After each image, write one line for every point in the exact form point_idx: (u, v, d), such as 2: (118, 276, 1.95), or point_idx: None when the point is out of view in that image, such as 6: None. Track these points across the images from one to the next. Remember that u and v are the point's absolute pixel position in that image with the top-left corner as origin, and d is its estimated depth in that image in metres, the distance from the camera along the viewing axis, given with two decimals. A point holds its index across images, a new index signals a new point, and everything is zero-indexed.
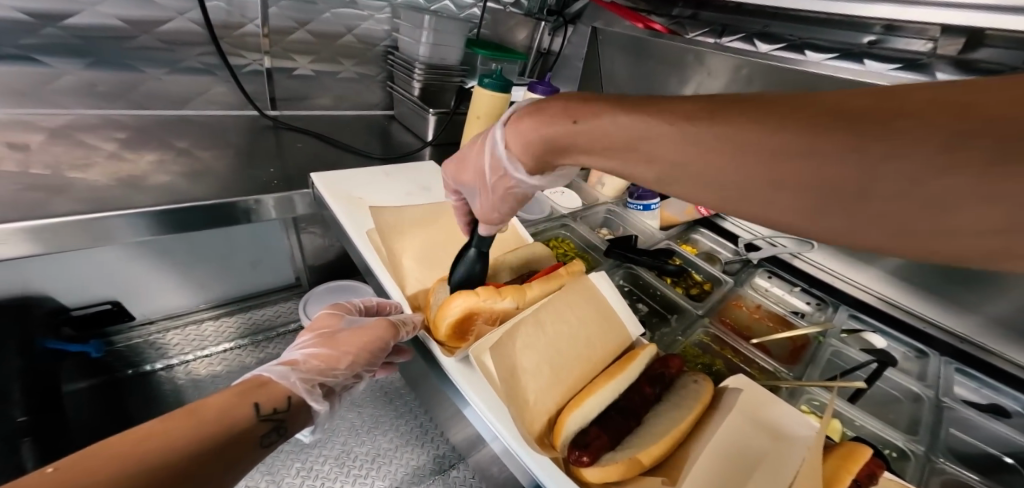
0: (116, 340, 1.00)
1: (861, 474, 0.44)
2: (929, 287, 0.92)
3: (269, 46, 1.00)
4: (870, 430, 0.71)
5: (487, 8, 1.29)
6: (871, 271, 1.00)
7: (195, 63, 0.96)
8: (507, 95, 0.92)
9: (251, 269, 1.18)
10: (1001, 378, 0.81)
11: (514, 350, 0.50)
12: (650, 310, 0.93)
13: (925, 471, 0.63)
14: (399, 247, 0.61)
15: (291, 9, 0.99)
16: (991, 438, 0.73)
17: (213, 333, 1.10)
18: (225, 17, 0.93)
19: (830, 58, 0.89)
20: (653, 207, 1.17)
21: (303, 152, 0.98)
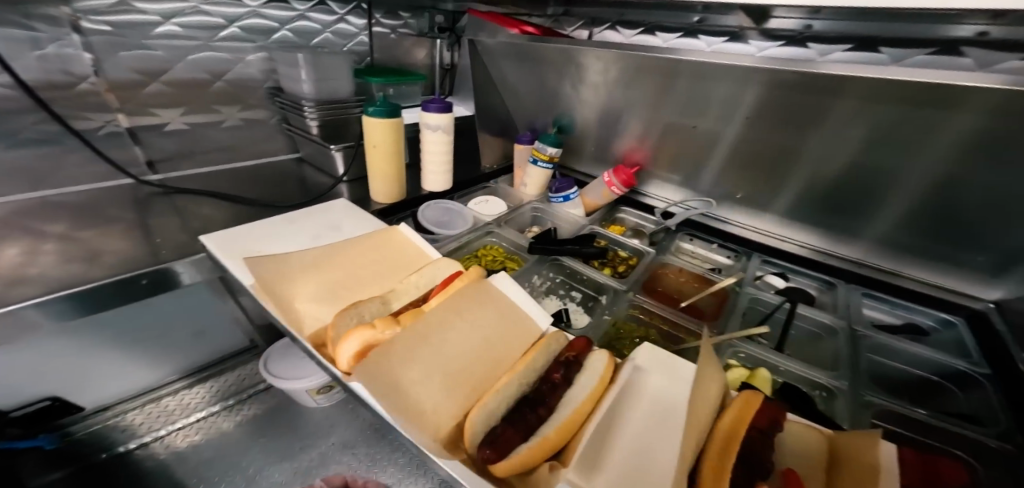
0: (73, 429, 0.93)
1: (762, 422, 0.47)
2: (818, 223, 1.00)
3: (119, 104, 0.94)
4: (794, 371, 0.73)
5: (374, 33, 1.30)
6: (769, 218, 1.07)
7: (36, 134, 0.87)
8: (396, 119, 0.92)
9: (188, 340, 1.11)
10: (903, 295, 0.91)
11: (399, 363, 0.47)
12: (584, 295, 0.98)
13: (853, 409, 0.64)
14: (292, 295, 0.56)
15: (130, 60, 0.93)
16: (916, 360, 0.79)
17: (182, 405, 1.07)
18: (47, 76, 0.84)
19: (677, 38, 1.08)
20: (573, 197, 1.22)
21: (195, 212, 0.92)
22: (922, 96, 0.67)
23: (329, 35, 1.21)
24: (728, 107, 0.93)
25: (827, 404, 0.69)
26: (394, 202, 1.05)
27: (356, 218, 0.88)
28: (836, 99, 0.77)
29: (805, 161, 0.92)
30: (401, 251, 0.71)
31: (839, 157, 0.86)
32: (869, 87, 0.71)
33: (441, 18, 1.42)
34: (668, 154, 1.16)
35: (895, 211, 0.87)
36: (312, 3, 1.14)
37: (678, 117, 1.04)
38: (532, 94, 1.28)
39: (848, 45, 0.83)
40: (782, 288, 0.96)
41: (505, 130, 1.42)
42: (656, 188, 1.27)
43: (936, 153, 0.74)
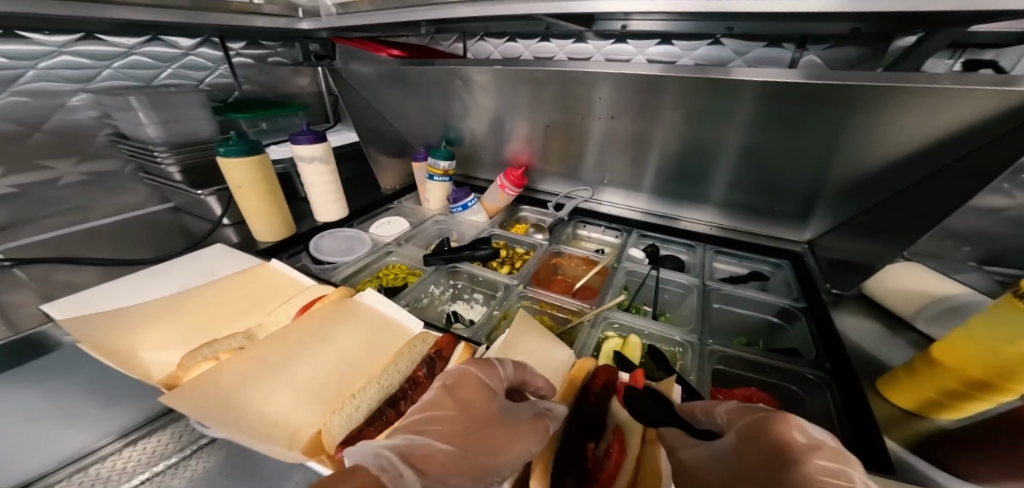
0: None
1: (597, 386, 0.54)
2: (675, 194, 1.16)
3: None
4: (657, 333, 0.81)
5: (236, 64, 1.30)
6: (642, 196, 1.22)
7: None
8: (258, 155, 0.91)
9: None
10: (747, 248, 1.09)
11: (242, 387, 0.47)
12: (485, 295, 1.04)
13: (700, 356, 0.74)
14: (131, 347, 0.53)
15: None
16: (756, 305, 0.91)
17: (122, 470, 0.79)
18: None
19: (536, 42, 1.28)
20: (471, 204, 1.27)
21: (41, 284, 0.82)
22: (715, 87, 0.82)
23: (176, 69, 1.18)
24: (587, 106, 1.04)
25: (682, 358, 0.78)
26: (282, 237, 1.03)
27: (234, 261, 0.86)
28: (662, 94, 0.90)
29: (655, 146, 1.06)
30: (275, 285, 0.71)
31: (678, 137, 1.00)
32: (684, 83, 0.84)
33: (316, 46, 1.44)
34: (551, 151, 1.25)
35: (726, 174, 1.03)
36: (144, 38, 1.09)
37: (551, 118, 1.14)
38: (412, 114, 1.32)
39: (656, 41, 1.12)
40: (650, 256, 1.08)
41: (402, 150, 1.46)
42: (547, 184, 1.38)
43: (737, 130, 0.90)
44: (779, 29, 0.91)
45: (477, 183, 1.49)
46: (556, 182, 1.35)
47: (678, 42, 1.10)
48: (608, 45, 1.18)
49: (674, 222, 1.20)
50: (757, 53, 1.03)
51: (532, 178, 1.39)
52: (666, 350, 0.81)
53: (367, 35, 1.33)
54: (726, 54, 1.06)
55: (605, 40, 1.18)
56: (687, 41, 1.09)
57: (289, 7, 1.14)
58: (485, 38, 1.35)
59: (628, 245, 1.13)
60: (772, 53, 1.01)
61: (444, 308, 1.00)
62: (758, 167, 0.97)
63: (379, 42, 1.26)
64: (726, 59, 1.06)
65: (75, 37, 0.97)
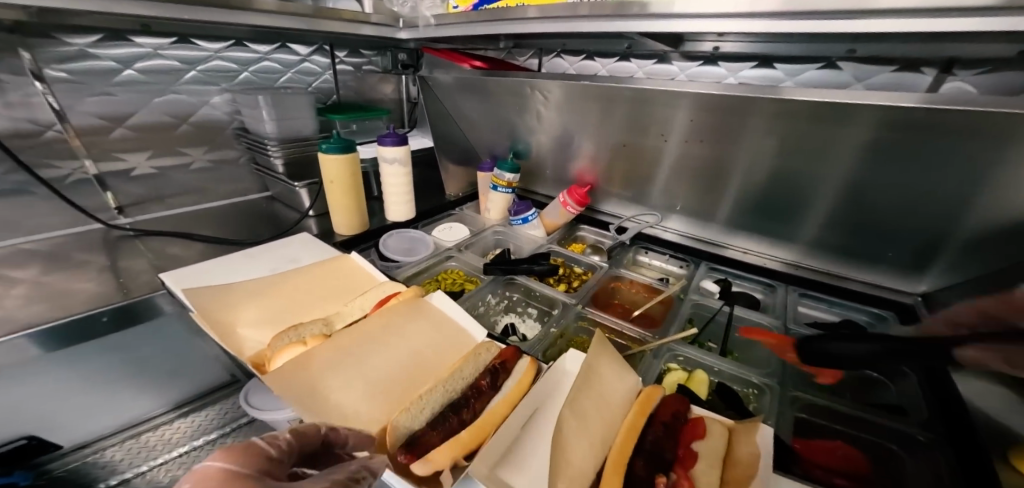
0: (51, 467, 1.00)
1: (667, 415, 0.50)
2: (757, 228, 1.06)
3: (86, 148, 0.99)
4: (729, 372, 0.74)
5: (340, 71, 1.42)
6: (716, 226, 1.14)
7: (5, 184, 0.91)
8: (351, 154, 0.98)
9: (163, 376, 1.20)
10: (838, 294, 0.97)
11: (320, 374, 0.50)
12: (540, 311, 1.02)
13: (782, 403, 0.66)
14: (234, 321, 0.59)
15: (94, 106, 0.97)
16: None
17: (162, 442, 1.11)
18: (11, 126, 0.88)
19: (614, 60, 1.24)
20: (530, 218, 1.27)
21: (164, 254, 0.95)
22: (821, 111, 0.72)
23: (294, 74, 1.30)
24: (661, 126, 1.00)
25: (757, 401, 0.70)
26: (354, 232, 1.10)
27: (314, 250, 0.93)
28: (750, 116, 0.83)
29: (735, 173, 0.97)
30: (355, 278, 0.76)
31: (766, 167, 0.91)
32: (779, 107, 0.76)
33: (404, 56, 1.54)
34: (619, 171, 1.22)
35: (821, 214, 0.93)
36: (276, 45, 1.23)
37: (621, 138, 1.11)
38: (485, 123, 1.36)
39: (753, 64, 1.01)
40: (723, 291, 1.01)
41: (468, 159, 1.51)
42: (610, 205, 1.34)
43: (845, 162, 0.79)
44: (920, 51, 0.74)
45: (539, 198, 1.49)
46: (620, 203, 1.31)
47: (781, 66, 0.98)
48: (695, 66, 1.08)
49: (720, 249, 1.14)
50: (880, 80, 0.87)
51: (596, 197, 1.35)
52: (739, 390, 0.74)
53: (452, 47, 1.41)
54: (843, 79, 0.92)
55: (693, 61, 1.09)
56: (791, 65, 0.96)
57: (391, 16, 1.22)
58: (562, 55, 1.36)
59: (698, 277, 1.07)
60: (906, 78, 0.84)
61: (498, 319, 0.99)
62: (861, 204, 0.85)
63: (462, 53, 1.31)
64: (843, 84, 0.92)
65: (226, 44, 1.12)
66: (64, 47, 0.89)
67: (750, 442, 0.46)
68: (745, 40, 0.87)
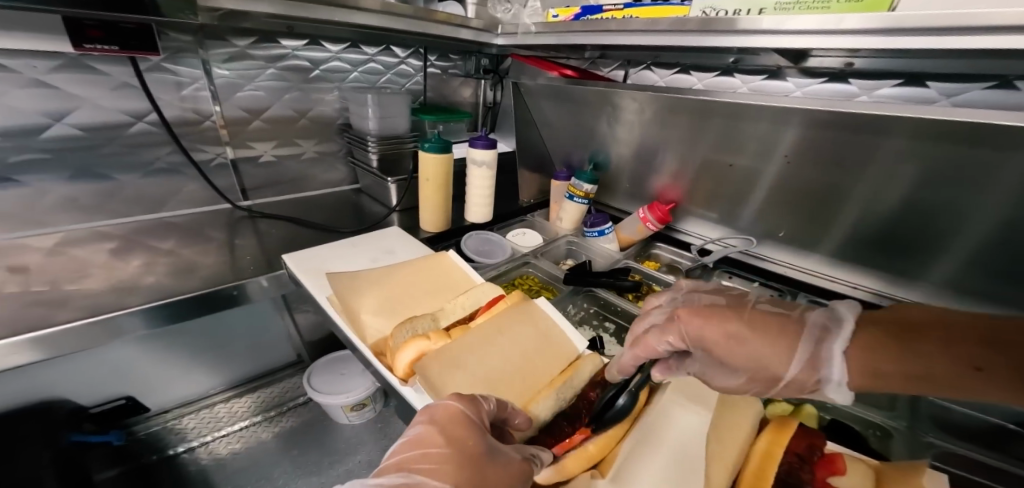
0: (137, 428, 1.16)
1: (800, 446, 0.48)
2: (869, 262, 0.98)
3: (228, 136, 1.10)
4: (846, 411, 0.68)
5: (429, 74, 1.48)
6: (815, 256, 1.07)
7: (164, 164, 1.04)
8: (447, 154, 1.02)
9: (247, 349, 1.32)
10: None
11: (441, 373, 0.53)
12: (618, 326, 1.00)
13: (913, 448, 0.62)
14: (358, 310, 0.64)
15: (242, 101, 1.08)
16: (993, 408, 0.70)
17: (225, 414, 1.29)
18: (181, 113, 1.01)
19: (715, 74, 1.18)
20: (607, 231, 1.25)
21: (274, 237, 1.04)
22: (970, 135, 0.64)
23: (392, 75, 1.37)
24: (764, 148, 0.95)
25: (883, 444, 0.65)
26: (439, 230, 1.15)
27: (407, 244, 0.98)
28: (880, 142, 0.76)
29: (852, 202, 0.90)
30: (453, 275, 0.78)
31: (894, 196, 0.83)
32: (919, 128, 0.68)
33: (486, 62, 1.60)
34: (704, 188, 1.17)
35: (958, 254, 0.83)
36: (380, 48, 1.30)
37: (711, 156, 1.07)
38: (568, 132, 1.36)
39: (897, 81, 0.90)
40: None
41: (543, 166, 1.52)
42: (691, 225, 1.29)
43: (994, 199, 0.71)
44: None
45: (612, 211, 1.48)
46: (704, 224, 1.26)
47: (933, 84, 0.86)
48: (822, 83, 1.00)
49: (762, 263, 1.15)
50: None
51: (677, 216, 1.31)
52: (858, 431, 0.68)
53: (537, 54, 1.43)
54: (1020, 100, 0.78)
55: (813, 78, 1.02)
56: (953, 83, 0.84)
57: (489, 23, 1.26)
58: (651, 67, 1.31)
59: None
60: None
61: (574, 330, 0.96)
62: (1009, 244, 0.75)
63: (551, 61, 1.32)
64: (1019, 108, 0.79)
65: (343, 45, 1.20)
66: (230, 48, 1.01)
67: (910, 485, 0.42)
68: (877, 57, 0.81)
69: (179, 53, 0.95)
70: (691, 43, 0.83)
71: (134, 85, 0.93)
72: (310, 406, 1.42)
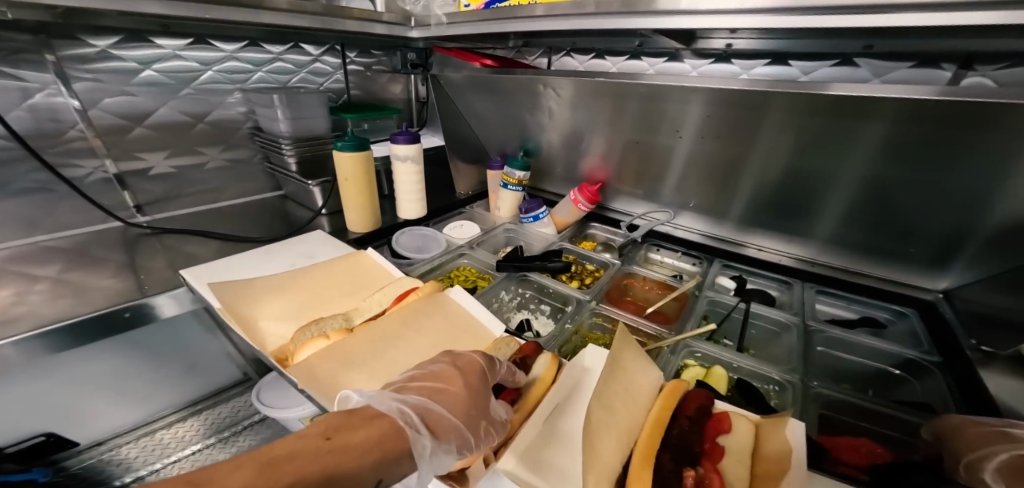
0: (68, 464, 1.07)
1: (691, 410, 0.50)
2: (773, 225, 1.06)
3: (106, 149, 1.01)
4: (747, 368, 0.75)
5: (349, 70, 1.42)
6: (728, 224, 1.13)
7: (29, 183, 0.93)
8: (364, 152, 0.99)
9: (181, 372, 1.18)
10: (856, 290, 0.95)
11: (337, 370, 0.51)
12: (553, 308, 1.03)
13: (800, 398, 0.66)
14: (257, 317, 0.61)
15: (114, 107, 0.99)
16: (871, 352, 0.80)
17: (173, 440, 1.22)
18: (36, 124, 0.90)
19: (625, 59, 1.24)
20: (541, 216, 1.27)
21: (183, 252, 0.96)
22: (837, 104, 0.72)
23: (306, 74, 1.31)
24: (671, 124, 1.00)
25: (778, 398, 0.71)
26: (370, 231, 1.11)
27: (331, 246, 0.94)
28: (766, 111, 0.82)
29: (750, 171, 0.97)
30: (370, 273, 0.77)
31: (781, 163, 0.91)
32: (805, 103, 0.75)
33: (413, 56, 1.53)
34: (631, 171, 1.22)
35: (837, 215, 0.93)
36: (288, 46, 1.23)
37: (631, 135, 1.11)
38: (497, 120, 1.35)
39: (766, 61, 1.00)
40: (738, 288, 1.01)
41: (478, 159, 1.51)
42: (621, 203, 1.33)
43: (860, 157, 0.80)
44: (940, 46, 0.73)
45: (549, 196, 1.50)
46: (631, 201, 1.31)
47: (796, 63, 0.96)
48: (710, 63, 1.07)
49: (739, 248, 1.13)
50: (899, 75, 0.86)
51: (608, 196, 1.35)
52: (759, 386, 0.74)
53: (461, 46, 1.41)
54: (860, 76, 0.89)
55: (705, 59, 1.09)
56: (807, 62, 0.94)
57: (402, 16, 1.23)
58: (571, 54, 1.36)
59: (711, 274, 1.06)
60: (921, 74, 0.82)
61: (512, 315, 1.00)
62: (880, 200, 0.84)
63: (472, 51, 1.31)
64: (859, 81, 0.89)
65: (241, 44, 1.13)
66: (84, 48, 0.91)
67: (779, 437, 0.47)
68: (751, 37, 0.88)
69: (17, 54, 0.84)
70: (605, 26, 0.84)
71: None
72: (268, 423, 1.35)
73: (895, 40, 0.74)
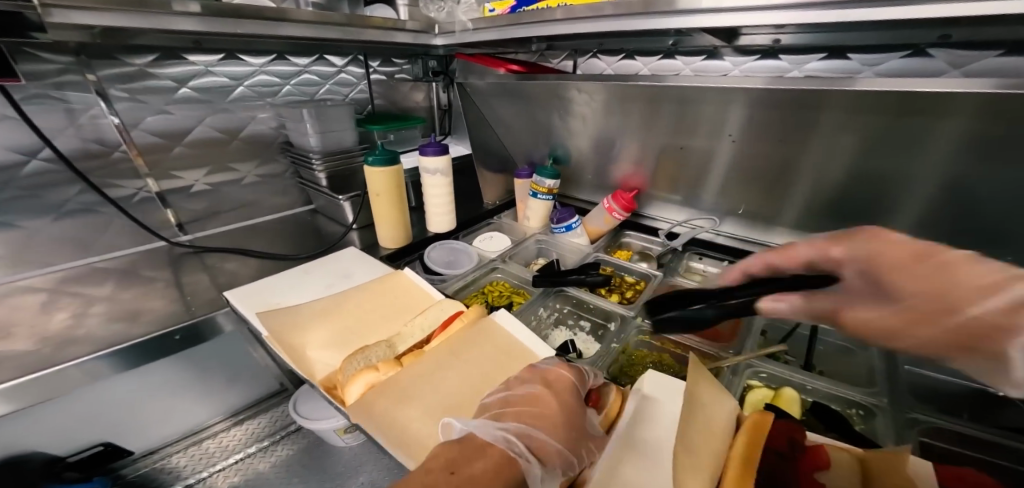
0: (124, 472, 1.07)
1: (778, 443, 0.45)
2: (832, 230, 0.97)
3: (148, 168, 1.01)
4: (824, 391, 0.67)
5: (374, 81, 1.40)
6: (780, 229, 1.05)
7: (77, 204, 0.95)
8: (395, 166, 0.96)
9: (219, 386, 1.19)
10: None
11: (389, 406, 0.48)
12: (593, 324, 0.98)
13: (895, 425, 0.59)
14: (304, 345, 0.59)
15: (154, 125, 0.99)
16: (965, 371, 0.71)
17: (218, 448, 1.18)
18: (82, 146, 0.91)
19: (658, 58, 1.18)
20: (574, 226, 1.22)
21: (221, 270, 0.96)
22: (906, 102, 0.65)
23: (331, 86, 1.29)
24: (716, 126, 0.94)
25: (865, 423, 0.63)
26: (400, 246, 1.09)
27: (367, 264, 0.92)
28: (822, 111, 0.76)
29: (803, 174, 0.91)
30: (411, 293, 0.74)
31: (841, 166, 0.84)
32: (858, 100, 0.69)
33: (434, 63, 1.51)
34: (668, 175, 1.15)
35: (910, 219, 0.84)
36: (314, 58, 1.22)
37: (667, 139, 1.05)
38: (522, 127, 1.31)
39: (821, 56, 0.93)
40: None
41: (506, 167, 1.48)
42: (657, 209, 1.27)
43: (935, 157, 0.72)
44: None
45: (579, 203, 1.45)
46: (668, 207, 1.25)
47: (855, 56, 0.89)
48: (754, 61, 1.01)
49: None
50: (982, 66, 0.77)
51: (642, 202, 1.29)
52: (839, 410, 0.66)
53: (486, 52, 1.38)
54: (935, 67, 0.81)
55: (747, 56, 1.02)
56: (869, 54, 0.87)
57: (426, 24, 1.20)
58: (598, 55, 1.30)
59: None
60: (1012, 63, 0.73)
61: (550, 333, 0.95)
62: (959, 203, 0.76)
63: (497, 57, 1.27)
64: (935, 73, 0.81)
65: (269, 58, 1.13)
66: (125, 67, 0.91)
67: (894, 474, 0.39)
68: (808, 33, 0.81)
69: (61, 77, 0.85)
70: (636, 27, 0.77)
71: (13, 117, 0.82)
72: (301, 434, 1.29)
73: (981, 28, 0.66)
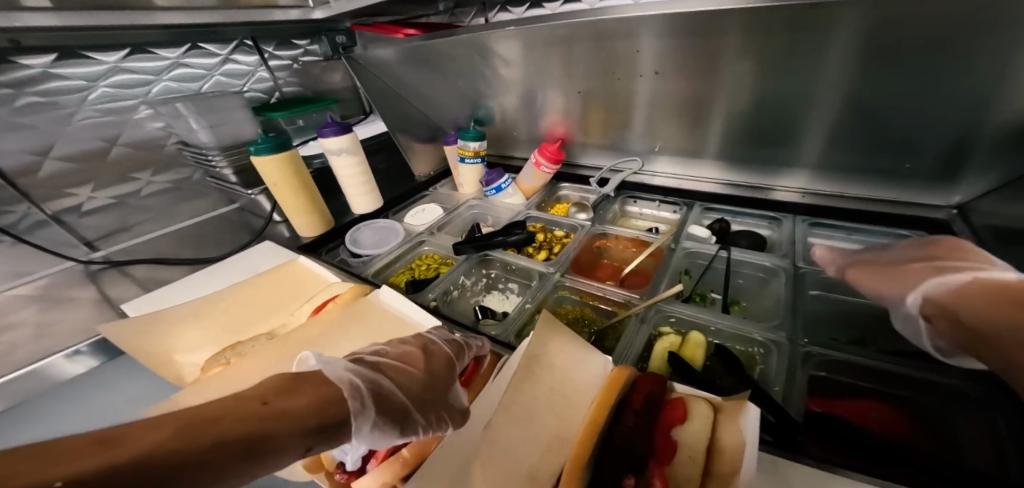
0: None
1: (638, 402, 0.46)
2: (753, 159, 0.92)
3: (27, 191, 0.94)
4: (725, 328, 0.67)
5: (274, 66, 1.29)
6: (707, 163, 0.99)
7: None
8: (285, 151, 0.90)
9: None
10: (857, 218, 0.83)
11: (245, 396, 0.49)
12: (522, 285, 0.96)
13: (789, 358, 0.58)
14: (174, 349, 0.59)
15: (16, 142, 0.90)
16: None
17: None
18: None
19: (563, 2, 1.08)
20: (504, 186, 1.17)
21: (136, 279, 0.91)
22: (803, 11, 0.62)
23: (219, 77, 1.18)
24: (630, 64, 0.89)
25: (764, 362, 0.62)
26: (321, 232, 1.04)
27: (275, 254, 0.90)
28: (723, 37, 0.74)
29: (718, 104, 0.86)
30: (305, 282, 0.75)
31: (750, 91, 0.80)
32: (751, 18, 0.68)
33: (343, 38, 1.41)
34: (598, 123, 1.09)
35: (834, 139, 0.79)
36: (186, 48, 1.10)
37: (588, 84, 0.99)
38: (438, 92, 1.22)
39: None
40: (721, 235, 0.91)
41: (436, 135, 1.38)
42: (589, 156, 1.20)
43: (836, 70, 0.70)
44: None
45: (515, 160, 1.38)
46: (598, 153, 1.18)
47: None
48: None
49: (764, 194, 0.93)
50: None
51: (574, 152, 1.23)
52: (742, 350, 0.66)
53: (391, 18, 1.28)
54: None
55: None
56: None
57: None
58: (507, 7, 1.19)
59: (689, 221, 0.95)
60: None
61: (477, 300, 0.94)
62: (869, 118, 0.73)
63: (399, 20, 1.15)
64: None
65: (124, 53, 0.99)
66: None
67: (732, 427, 0.42)
68: None
69: None
70: None
71: None
72: None
73: None
